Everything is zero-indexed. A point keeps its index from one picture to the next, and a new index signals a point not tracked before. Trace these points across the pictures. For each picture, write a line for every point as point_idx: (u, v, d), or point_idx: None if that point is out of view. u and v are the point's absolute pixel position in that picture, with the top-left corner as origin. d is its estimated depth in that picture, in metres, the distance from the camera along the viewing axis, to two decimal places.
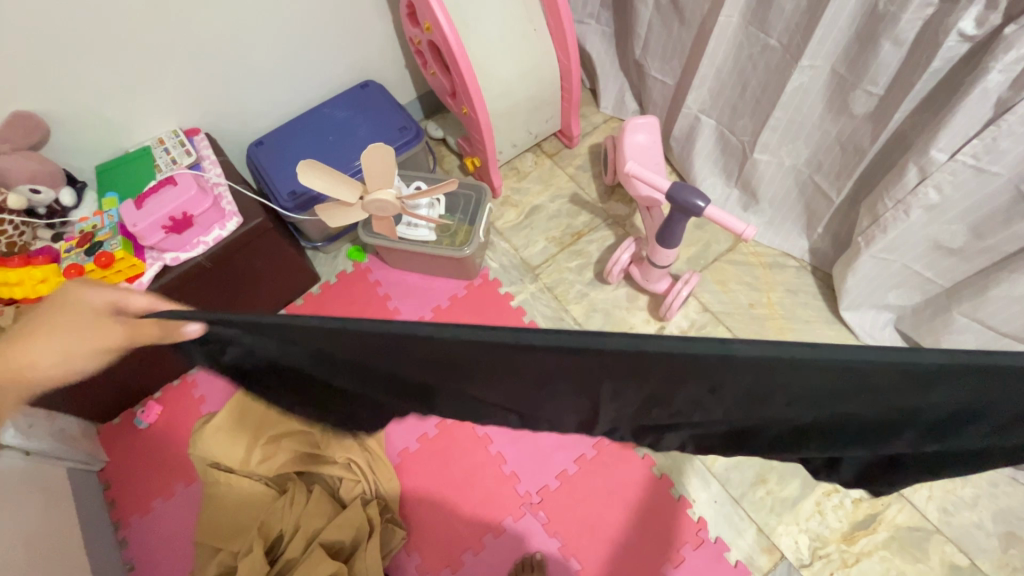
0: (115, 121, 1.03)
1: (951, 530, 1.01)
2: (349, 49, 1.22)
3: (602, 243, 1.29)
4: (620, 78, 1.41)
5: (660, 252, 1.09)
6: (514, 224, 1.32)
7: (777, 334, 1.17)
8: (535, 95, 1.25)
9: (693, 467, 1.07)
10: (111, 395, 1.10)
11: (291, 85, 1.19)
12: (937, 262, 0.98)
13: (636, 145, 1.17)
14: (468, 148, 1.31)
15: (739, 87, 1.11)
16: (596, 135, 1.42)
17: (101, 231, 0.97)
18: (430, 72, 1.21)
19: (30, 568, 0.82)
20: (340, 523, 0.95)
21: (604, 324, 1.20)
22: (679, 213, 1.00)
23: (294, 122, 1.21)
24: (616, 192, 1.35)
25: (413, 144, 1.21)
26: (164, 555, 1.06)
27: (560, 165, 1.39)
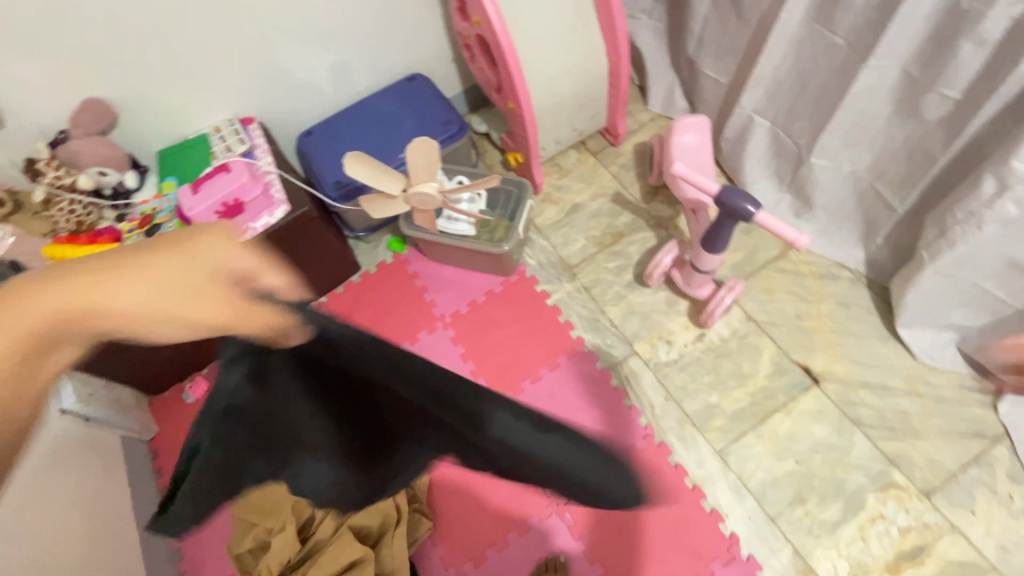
0: (177, 109, 1.07)
1: (1009, 570, 0.94)
2: (399, 42, 1.23)
3: (643, 245, 1.26)
4: (671, 75, 1.37)
5: (704, 256, 1.05)
6: (554, 221, 1.30)
7: (826, 349, 1.12)
8: (582, 91, 1.23)
9: (728, 480, 1.04)
10: (163, 369, 1.16)
11: (341, 77, 1.21)
12: (1011, 281, 0.91)
13: (685, 145, 1.13)
14: (511, 144, 1.31)
15: (798, 87, 1.06)
16: (642, 133, 1.39)
17: (160, 214, 1.03)
18: (476, 66, 1.21)
19: (84, 529, 0.89)
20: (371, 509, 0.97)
21: (642, 328, 1.18)
22: (726, 218, 0.96)
23: (342, 113, 1.23)
24: (661, 193, 1.31)
25: (457, 137, 1.22)
26: (203, 526, 1.11)
27: (603, 163, 1.36)
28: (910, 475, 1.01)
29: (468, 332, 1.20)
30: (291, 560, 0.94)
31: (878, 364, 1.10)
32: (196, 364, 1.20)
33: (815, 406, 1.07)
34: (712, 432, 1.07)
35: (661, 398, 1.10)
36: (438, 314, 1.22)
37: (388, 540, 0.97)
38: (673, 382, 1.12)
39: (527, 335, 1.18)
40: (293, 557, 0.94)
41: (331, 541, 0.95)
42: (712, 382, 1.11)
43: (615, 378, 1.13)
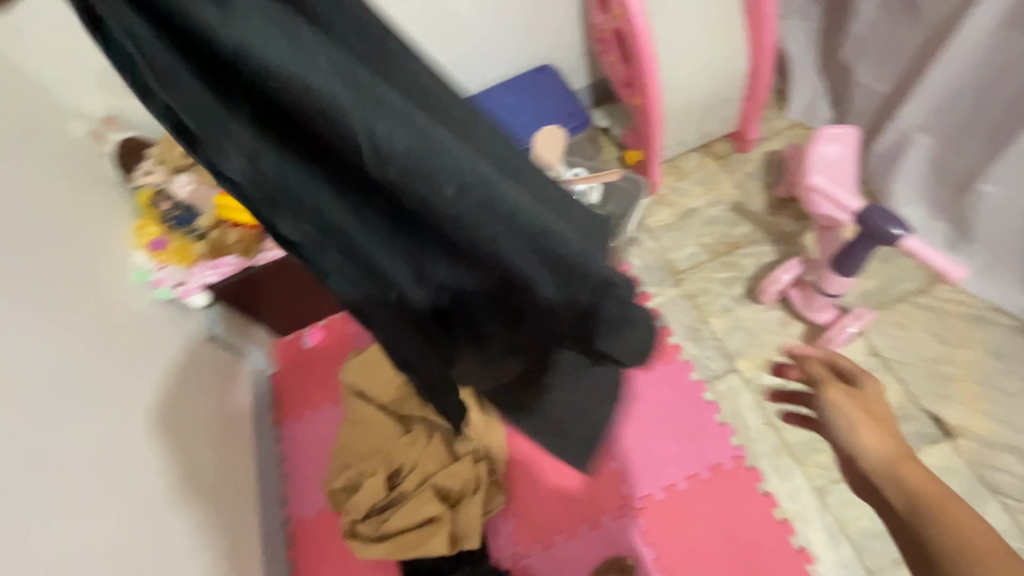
0: None
1: None
2: (535, 32, 1.26)
3: (760, 259, 1.19)
4: (817, 81, 1.27)
5: (833, 279, 0.98)
6: (666, 223, 1.26)
7: (966, 401, 0.99)
8: (717, 91, 1.18)
9: (824, 520, 0.96)
10: (289, 315, 1.30)
11: (476, 62, 1.27)
12: None
13: (826, 157, 1.05)
14: (632, 141, 1.29)
15: (978, 102, 0.94)
16: (776, 141, 1.30)
17: None
18: (608, 60, 1.21)
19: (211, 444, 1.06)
20: (452, 473, 1.04)
21: (747, 345, 1.11)
22: (866, 239, 0.88)
23: (473, 98, 1.29)
24: (788, 207, 1.24)
25: (577, 131, 1.25)
26: (306, 458, 1.23)
27: (727, 169, 1.30)
28: None
29: None
30: (377, 504, 1.03)
31: None
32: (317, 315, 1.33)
33: (944, 461, 0.96)
34: (813, 466, 1.00)
35: (758, 422, 1.05)
36: None
37: (464, 505, 1.03)
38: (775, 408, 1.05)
39: None
40: (379, 502, 1.03)
41: (415, 495, 1.02)
42: None
43: (710, 391, 1.09)
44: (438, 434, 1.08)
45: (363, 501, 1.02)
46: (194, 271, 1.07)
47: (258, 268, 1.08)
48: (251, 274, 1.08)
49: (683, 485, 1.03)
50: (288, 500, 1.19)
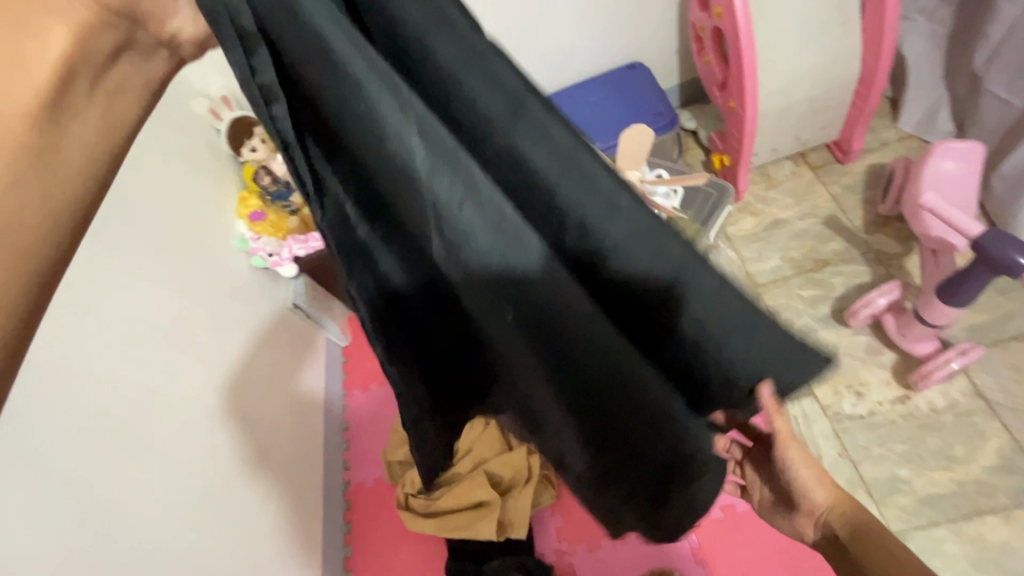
0: None
1: None
2: (629, 28, 1.24)
3: (853, 279, 1.11)
4: (938, 91, 1.15)
5: (936, 308, 0.90)
6: (749, 233, 1.20)
7: None
8: (821, 97, 1.11)
9: None
10: None
11: (567, 57, 1.26)
12: None
13: (942, 174, 0.95)
14: (720, 144, 1.24)
15: None
16: (882, 153, 1.20)
17: None
18: (703, 59, 1.16)
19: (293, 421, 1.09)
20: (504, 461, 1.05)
21: (829, 370, 1.04)
22: (984, 268, 0.80)
23: (559, 93, 1.29)
24: (890, 225, 1.14)
25: (665, 130, 1.22)
26: (371, 428, 1.25)
27: (823, 181, 1.21)
28: None
29: None
30: (431, 481, 1.07)
31: None
32: None
33: None
34: (893, 509, 0.91)
35: (833, 452, 0.97)
36: None
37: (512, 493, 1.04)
38: (855, 440, 0.97)
39: None
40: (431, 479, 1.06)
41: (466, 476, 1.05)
42: (907, 454, 0.95)
43: (780, 414, 1.02)
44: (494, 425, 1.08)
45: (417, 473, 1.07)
46: (285, 242, 1.13)
47: None
48: None
49: (741, 507, 0.99)
50: None
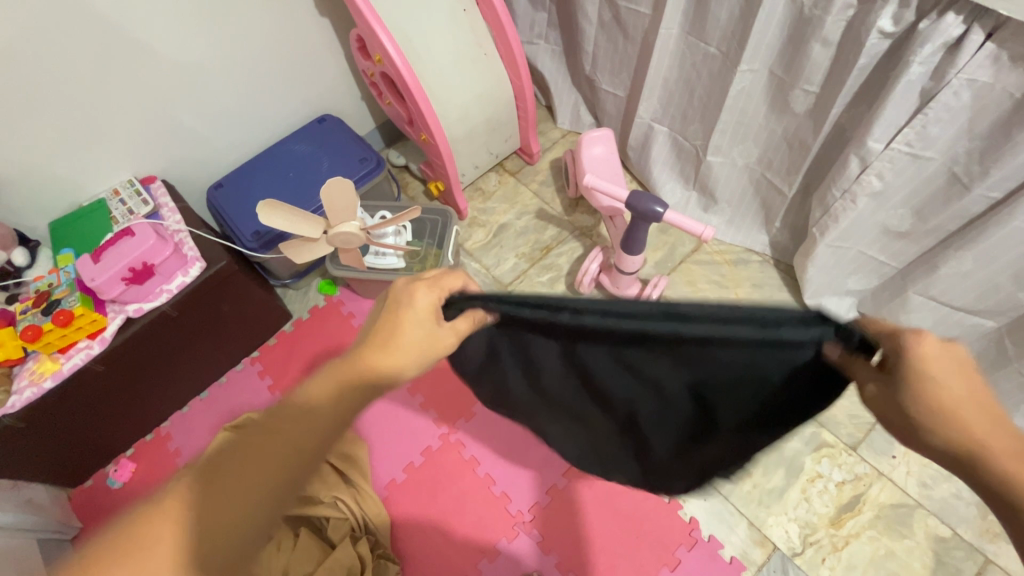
0: (70, 178, 1.03)
1: (932, 503, 1.02)
2: (303, 84, 1.23)
3: (571, 255, 1.31)
4: (574, 94, 1.43)
5: (626, 258, 1.10)
6: (483, 244, 1.34)
7: None
8: (492, 115, 1.26)
9: None
10: (80, 456, 1.08)
11: (248, 124, 1.20)
12: (889, 245, 1.02)
13: (595, 158, 1.20)
14: (431, 174, 1.35)
15: (686, 94, 1.14)
16: (556, 150, 1.45)
17: (57, 289, 0.95)
18: (385, 102, 1.23)
19: None
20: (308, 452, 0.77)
21: None
22: (640, 221, 1.01)
23: (252, 161, 1.21)
24: (581, 204, 1.37)
25: (376, 173, 1.21)
26: None
27: (523, 182, 1.41)
28: (838, 433, 1.09)
29: None
30: None
31: None
32: (119, 446, 1.14)
33: None
34: None
35: None
36: None
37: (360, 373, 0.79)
38: None
39: None
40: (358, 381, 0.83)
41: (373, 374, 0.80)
42: None
43: None
44: (305, 530, 0.99)
45: (967, 406, 0.48)
46: (64, 359, 0.93)
47: (14, 416, 0.91)
48: (9, 425, 0.91)
49: (529, 447, 1.11)
50: None
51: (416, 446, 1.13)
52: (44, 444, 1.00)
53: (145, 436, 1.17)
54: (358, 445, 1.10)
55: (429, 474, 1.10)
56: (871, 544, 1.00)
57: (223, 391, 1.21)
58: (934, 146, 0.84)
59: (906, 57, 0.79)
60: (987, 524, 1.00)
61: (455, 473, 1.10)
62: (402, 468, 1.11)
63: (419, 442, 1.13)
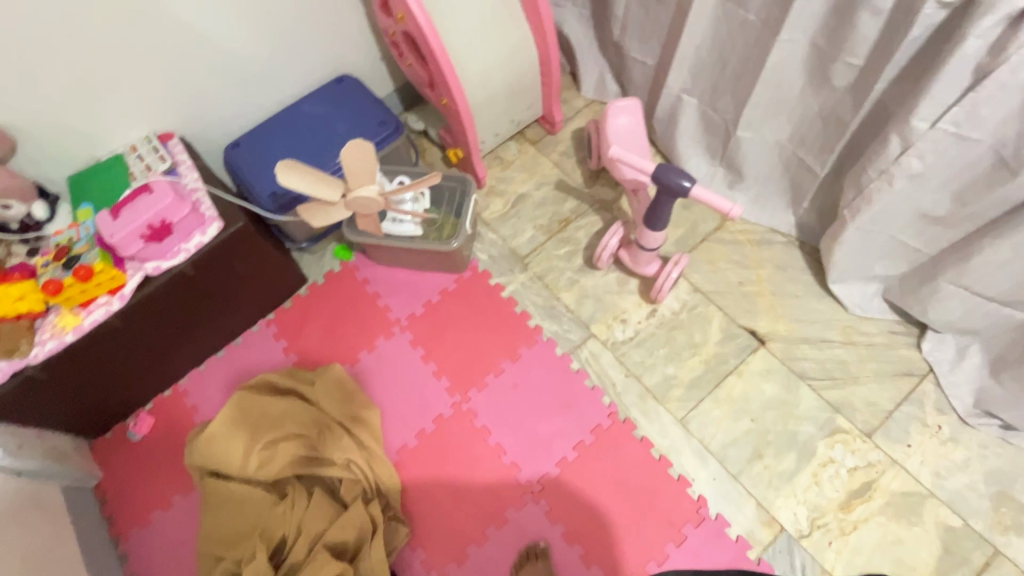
0: (87, 131, 1.01)
1: (944, 493, 1.02)
2: (322, 42, 1.19)
3: (590, 229, 1.28)
4: (600, 60, 1.38)
5: (647, 234, 1.07)
6: (500, 214, 1.32)
7: (768, 311, 1.17)
8: (515, 80, 1.22)
9: (691, 446, 1.08)
10: (100, 408, 1.10)
11: (265, 82, 1.17)
12: (923, 231, 0.98)
13: (620, 128, 1.16)
14: (450, 140, 1.32)
15: (720, 65, 1.09)
16: (579, 120, 1.40)
17: (78, 244, 0.96)
18: (406, 64, 1.19)
19: None
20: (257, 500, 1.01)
21: (596, 310, 1.21)
22: (665, 196, 0.98)
23: (269, 122, 1.19)
24: (602, 176, 1.34)
25: (394, 137, 1.18)
26: (166, 566, 1.05)
27: (544, 153, 1.38)
28: (853, 419, 1.08)
29: (424, 334, 1.20)
30: None
31: (815, 320, 1.16)
32: (138, 400, 1.16)
33: (764, 366, 1.13)
34: (672, 401, 1.12)
35: (621, 375, 1.14)
36: (394, 319, 1.22)
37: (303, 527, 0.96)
38: (632, 358, 1.16)
39: (485, 329, 1.20)
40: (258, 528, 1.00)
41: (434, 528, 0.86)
42: (667, 355, 1.16)
43: (575, 361, 1.16)
44: (318, 489, 1.01)
45: None
46: (84, 314, 0.94)
47: (36, 366, 0.93)
48: (30, 376, 0.93)
49: (540, 421, 1.11)
50: None
51: (428, 414, 1.13)
52: (65, 395, 1.01)
53: (163, 392, 1.19)
54: (370, 410, 1.11)
55: (441, 441, 1.11)
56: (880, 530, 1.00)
57: (239, 351, 1.22)
58: (983, 127, 0.79)
59: (962, 30, 0.74)
60: (999, 516, 1.00)
61: (467, 441, 1.11)
62: (414, 434, 1.12)
63: (431, 410, 1.14)
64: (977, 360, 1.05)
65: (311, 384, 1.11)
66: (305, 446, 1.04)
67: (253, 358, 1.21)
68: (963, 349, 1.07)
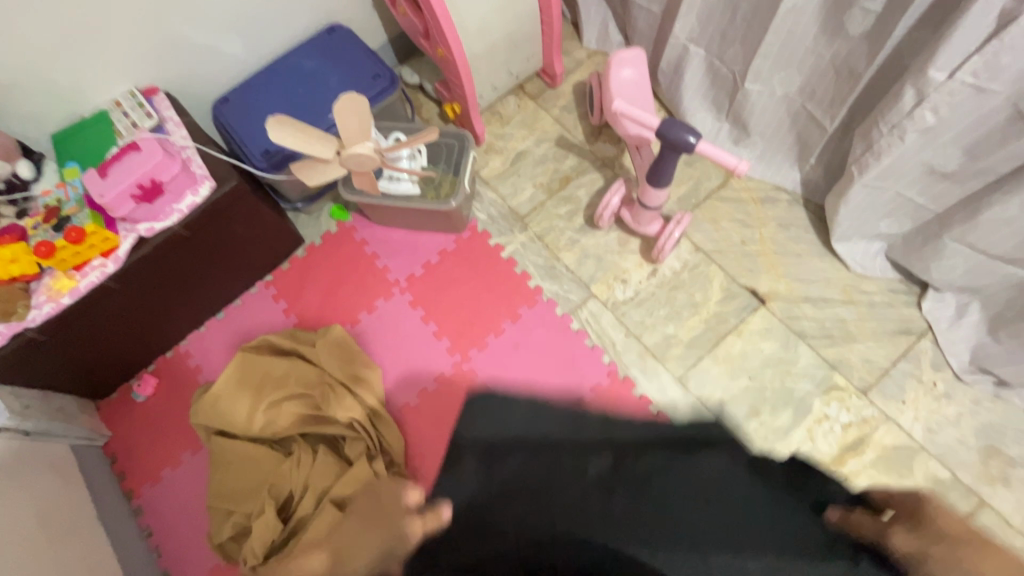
0: (67, 86, 0.97)
1: (935, 447, 1.04)
2: None
3: (591, 187, 1.26)
4: (602, 8, 1.32)
5: (650, 192, 1.05)
6: (500, 172, 1.29)
7: (770, 270, 1.17)
8: (514, 30, 1.16)
9: (688, 403, 1.10)
10: (103, 369, 1.11)
11: (252, 33, 1.12)
12: (931, 187, 0.96)
13: (623, 81, 1.11)
14: (447, 95, 1.27)
15: (729, 12, 1.04)
16: (580, 72, 1.35)
17: (67, 205, 0.94)
18: (399, 12, 1.13)
19: None
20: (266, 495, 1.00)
21: (597, 270, 1.20)
22: (669, 151, 0.95)
23: (257, 75, 1.14)
24: (604, 132, 1.30)
25: (389, 92, 1.14)
26: (177, 521, 1.09)
27: (544, 108, 1.33)
28: (850, 376, 1.09)
29: (424, 295, 1.20)
30: (275, 541, 0.97)
31: (816, 279, 1.15)
32: (141, 361, 1.16)
33: (764, 325, 1.13)
34: (671, 360, 1.12)
35: (622, 335, 1.15)
36: (393, 280, 1.22)
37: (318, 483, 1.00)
38: (632, 318, 1.16)
39: (484, 289, 1.19)
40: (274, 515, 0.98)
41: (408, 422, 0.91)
42: (667, 315, 1.16)
43: (576, 322, 1.16)
44: (323, 447, 1.03)
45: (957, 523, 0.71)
46: (79, 278, 0.92)
47: (35, 329, 0.92)
48: (28, 339, 0.93)
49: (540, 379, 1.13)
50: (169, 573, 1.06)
51: (428, 374, 1.14)
52: (65, 357, 1.01)
53: (165, 353, 1.20)
54: (372, 370, 1.12)
55: (441, 401, 1.12)
56: (870, 483, 1.03)
57: (238, 313, 1.22)
58: (1002, 78, 0.76)
59: None
60: (987, 469, 1.02)
61: None
62: (416, 394, 1.13)
63: (432, 370, 1.15)
64: (976, 318, 1.05)
65: (312, 345, 1.12)
66: (309, 406, 1.05)
67: (253, 320, 1.21)
68: (963, 307, 1.07)
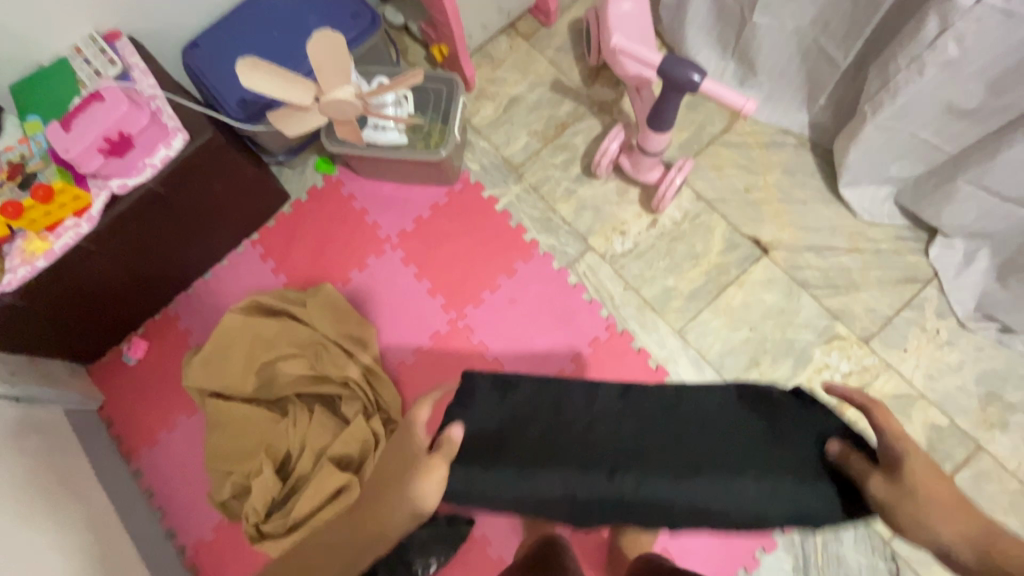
0: (20, 32, 0.89)
1: (935, 394, 1.04)
2: None
3: (589, 134, 1.20)
4: None
5: (650, 138, 0.99)
6: (492, 119, 1.22)
7: (774, 218, 1.13)
8: None
9: (687, 356, 1.08)
10: (90, 333, 1.08)
11: None
12: (948, 127, 0.90)
13: (623, 17, 1.03)
14: (433, 36, 1.18)
15: None
16: (576, 8, 1.26)
17: (32, 161, 0.88)
18: None
19: None
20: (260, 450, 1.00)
21: (595, 222, 1.15)
22: (671, 92, 0.89)
23: (228, 17, 1.05)
24: (602, 74, 1.22)
25: (371, 33, 1.06)
26: (179, 480, 1.10)
27: (538, 48, 1.24)
28: (852, 325, 1.07)
29: (416, 251, 1.16)
30: (275, 498, 0.98)
31: (821, 227, 1.11)
32: (129, 324, 1.14)
33: (766, 275, 1.10)
34: (671, 313, 1.10)
35: (620, 288, 1.12)
36: (383, 236, 1.17)
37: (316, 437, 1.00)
38: (631, 271, 1.13)
39: (479, 244, 1.15)
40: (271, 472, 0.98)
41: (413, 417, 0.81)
42: (668, 266, 1.12)
43: (573, 275, 1.13)
44: (318, 407, 1.03)
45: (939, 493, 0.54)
46: (53, 239, 0.88)
47: (11, 294, 0.89)
48: (7, 304, 0.89)
49: (537, 334, 1.11)
50: (175, 531, 1.07)
51: (423, 331, 1.12)
52: (48, 320, 0.98)
53: (154, 316, 1.17)
54: (366, 328, 1.09)
55: (436, 358, 1.11)
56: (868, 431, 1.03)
57: (225, 273, 1.18)
58: None
59: None
60: (985, 414, 1.02)
61: (463, 357, 1.11)
62: (411, 351, 1.11)
63: (427, 327, 1.13)
64: (985, 264, 1.02)
65: (302, 305, 1.09)
66: (303, 366, 1.03)
67: (241, 280, 1.18)
68: (972, 253, 1.04)
